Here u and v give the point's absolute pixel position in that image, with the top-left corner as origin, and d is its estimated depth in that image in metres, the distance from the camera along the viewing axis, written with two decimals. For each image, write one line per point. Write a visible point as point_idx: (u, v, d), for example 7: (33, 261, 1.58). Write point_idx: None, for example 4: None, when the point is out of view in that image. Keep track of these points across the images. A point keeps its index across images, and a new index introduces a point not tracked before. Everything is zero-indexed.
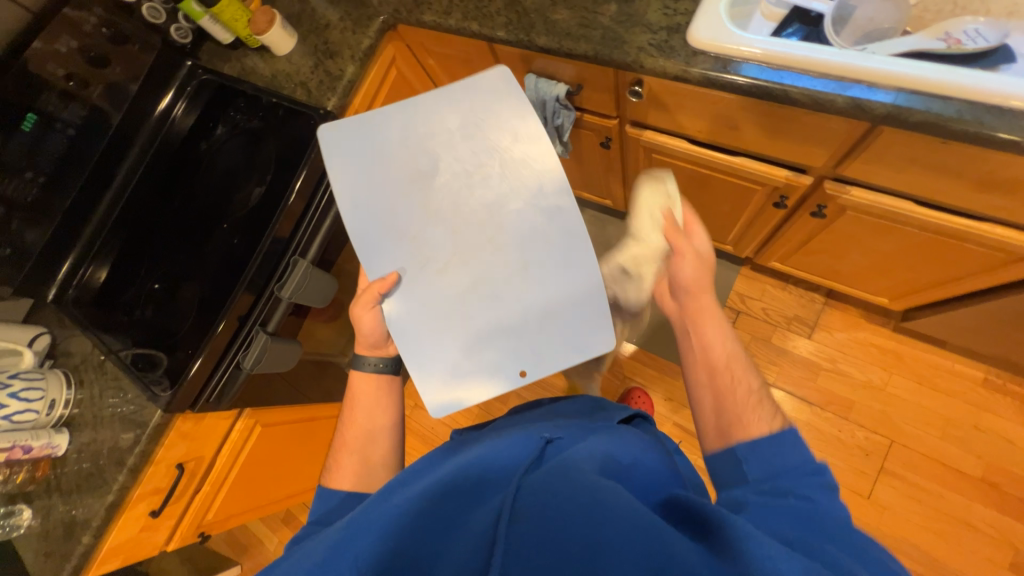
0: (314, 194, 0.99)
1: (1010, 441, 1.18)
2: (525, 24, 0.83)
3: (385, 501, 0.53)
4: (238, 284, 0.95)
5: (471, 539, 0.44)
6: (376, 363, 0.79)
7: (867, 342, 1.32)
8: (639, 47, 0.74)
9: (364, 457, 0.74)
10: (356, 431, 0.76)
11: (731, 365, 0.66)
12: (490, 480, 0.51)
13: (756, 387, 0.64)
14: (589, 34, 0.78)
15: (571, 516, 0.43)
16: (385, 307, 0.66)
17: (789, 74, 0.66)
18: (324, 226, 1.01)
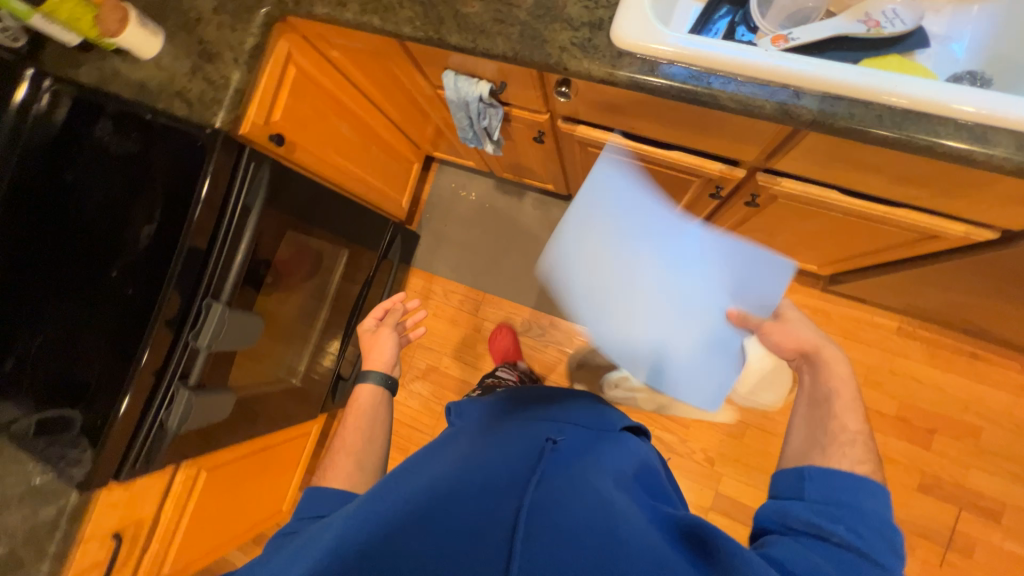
0: (219, 224, 0.87)
1: (918, 381, 1.32)
2: (434, 18, 0.73)
3: (401, 489, 0.56)
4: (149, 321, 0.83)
5: (492, 527, 0.49)
6: (380, 379, 0.87)
7: (800, 303, 1.40)
8: (560, 46, 0.67)
9: (363, 452, 0.75)
10: (357, 423, 0.79)
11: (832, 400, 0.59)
12: (496, 482, 0.56)
13: (852, 429, 0.55)
14: (506, 30, 0.70)
15: (584, 539, 0.48)
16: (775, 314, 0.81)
17: (718, 77, 0.62)
18: (238, 256, 0.90)
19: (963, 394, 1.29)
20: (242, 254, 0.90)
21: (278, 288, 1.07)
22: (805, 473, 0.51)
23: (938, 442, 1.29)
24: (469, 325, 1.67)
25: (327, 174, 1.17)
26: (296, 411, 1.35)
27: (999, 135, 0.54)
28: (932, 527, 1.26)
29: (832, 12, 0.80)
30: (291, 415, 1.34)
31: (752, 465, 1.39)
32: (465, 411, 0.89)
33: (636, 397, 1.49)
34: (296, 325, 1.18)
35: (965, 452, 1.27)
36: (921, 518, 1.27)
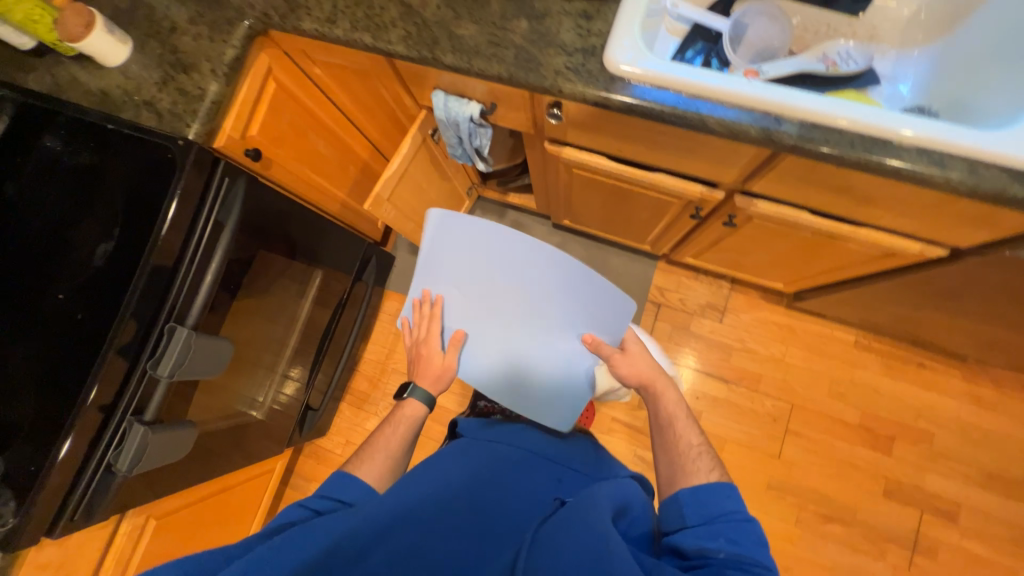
0: (189, 233, 0.81)
1: (878, 391, 1.40)
2: (429, 38, 0.74)
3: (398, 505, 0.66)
4: (98, 350, 0.75)
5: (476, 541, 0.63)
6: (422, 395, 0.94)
7: (767, 319, 1.47)
8: (556, 70, 0.69)
9: (387, 464, 0.84)
10: (388, 445, 0.87)
11: (679, 426, 0.83)
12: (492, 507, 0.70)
13: (697, 441, 0.81)
14: (502, 53, 0.71)
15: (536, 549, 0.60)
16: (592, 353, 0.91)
17: (706, 103, 0.65)
18: (203, 282, 0.82)
19: (916, 402, 1.38)
20: (211, 275, 0.82)
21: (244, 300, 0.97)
22: (680, 496, 0.71)
23: (898, 449, 1.36)
24: None
25: (304, 192, 1.13)
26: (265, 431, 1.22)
27: (954, 161, 0.61)
28: (900, 532, 1.32)
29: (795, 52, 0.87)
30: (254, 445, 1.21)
31: (733, 481, 1.40)
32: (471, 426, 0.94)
33: (619, 416, 1.50)
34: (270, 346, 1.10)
35: (922, 456, 1.35)
36: (888, 522, 1.33)
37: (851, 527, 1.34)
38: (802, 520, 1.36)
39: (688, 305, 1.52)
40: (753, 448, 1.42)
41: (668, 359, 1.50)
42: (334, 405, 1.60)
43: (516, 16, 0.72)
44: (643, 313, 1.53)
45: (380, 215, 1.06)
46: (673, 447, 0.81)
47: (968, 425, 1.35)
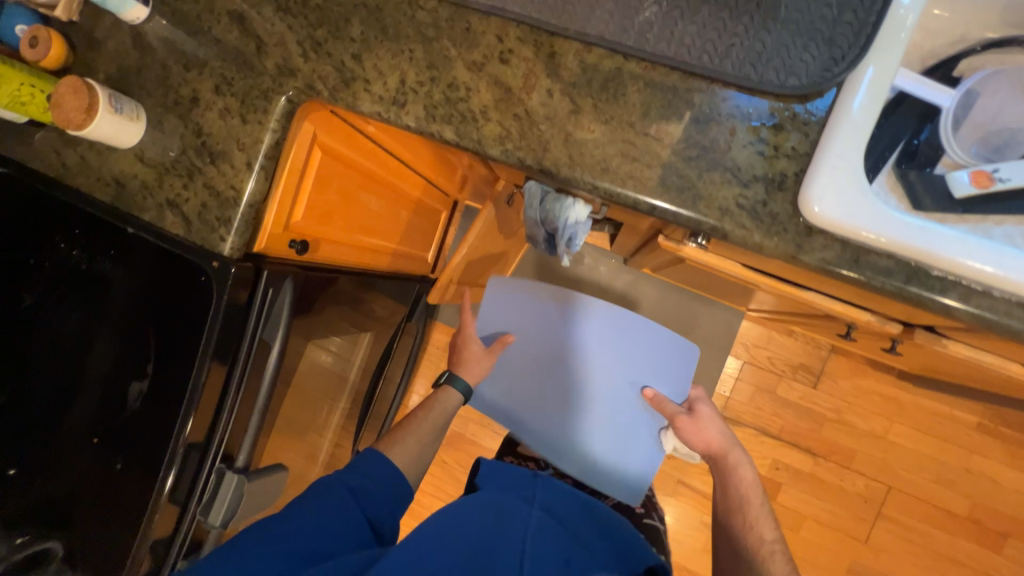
0: (234, 358, 0.68)
1: (996, 482, 1.22)
2: (536, 142, 0.53)
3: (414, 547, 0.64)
4: (143, 503, 0.65)
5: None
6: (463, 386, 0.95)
7: (871, 390, 1.28)
8: (722, 207, 0.48)
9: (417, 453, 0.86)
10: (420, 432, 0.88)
11: (745, 508, 0.77)
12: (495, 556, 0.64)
13: (769, 539, 0.73)
14: (642, 173, 0.50)
15: None
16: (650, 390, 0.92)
17: (953, 285, 0.44)
18: (255, 405, 0.71)
19: None
20: (261, 398, 0.71)
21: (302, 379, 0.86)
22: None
23: (1009, 547, 1.21)
24: None
25: (353, 257, 0.96)
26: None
27: None
28: None
29: None
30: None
31: (808, 560, 1.30)
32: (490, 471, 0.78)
33: (685, 479, 1.39)
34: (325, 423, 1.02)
35: None
36: None
37: None
38: None
39: (776, 365, 1.33)
40: (837, 528, 1.29)
41: (747, 424, 1.34)
42: None
43: (665, 116, 0.50)
44: (723, 370, 1.36)
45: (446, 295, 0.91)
46: (740, 540, 0.74)
47: None
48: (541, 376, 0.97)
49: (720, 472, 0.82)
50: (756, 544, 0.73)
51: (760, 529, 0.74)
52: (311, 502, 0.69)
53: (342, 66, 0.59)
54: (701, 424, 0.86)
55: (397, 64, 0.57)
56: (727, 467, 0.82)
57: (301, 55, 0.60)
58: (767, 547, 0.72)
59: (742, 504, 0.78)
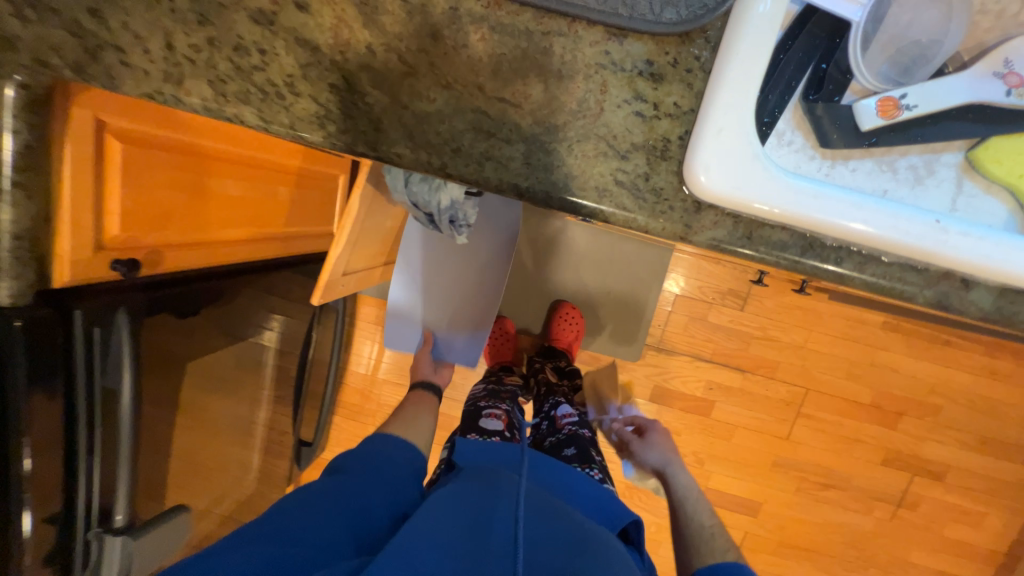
0: (74, 417, 0.57)
1: (896, 370, 1.35)
2: (366, 121, 0.41)
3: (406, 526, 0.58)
4: None
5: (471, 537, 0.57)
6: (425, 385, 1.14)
7: (791, 304, 1.33)
8: (598, 187, 0.40)
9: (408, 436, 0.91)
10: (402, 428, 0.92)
11: (683, 504, 0.78)
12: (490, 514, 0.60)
13: (711, 526, 0.73)
14: (501, 151, 0.40)
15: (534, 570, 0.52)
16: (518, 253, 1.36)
17: (848, 253, 0.40)
18: (121, 441, 0.63)
19: (931, 379, 1.34)
20: (123, 434, 0.63)
21: (181, 397, 0.77)
22: None
23: (903, 423, 1.38)
24: None
25: (213, 257, 0.81)
26: (231, 466, 1.10)
27: None
28: (888, 492, 1.42)
29: (967, 59, 0.53)
30: (228, 481, 1.11)
31: (739, 461, 1.44)
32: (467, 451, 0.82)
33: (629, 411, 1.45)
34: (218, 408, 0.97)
35: (924, 428, 1.37)
36: (880, 485, 1.42)
37: (845, 491, 1.43)
38: (801, 489, 1.44)
39: (706, 294, 1.35)
40: (763, 431, 1.41)
41: (682, 353, 1.39)
42: (328, 421, 1.50)
43: (519, 72, 0.39)
44: (658, 305, 1.36)
45: (338, 292, 0.80)
46: (683, 535, 0.74)
47: (976, 397, 1.35)
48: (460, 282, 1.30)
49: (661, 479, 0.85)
50: (700, 533, 0.72)
51: (703, 520, 0.75)
52: (296, 501, 0.67)
53: (78, 27, 0.41)
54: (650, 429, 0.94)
55: (158, 19, 0.41)
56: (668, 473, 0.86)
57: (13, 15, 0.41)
58: (711, 533, 0.72)
59: (685, 499, 0.79)
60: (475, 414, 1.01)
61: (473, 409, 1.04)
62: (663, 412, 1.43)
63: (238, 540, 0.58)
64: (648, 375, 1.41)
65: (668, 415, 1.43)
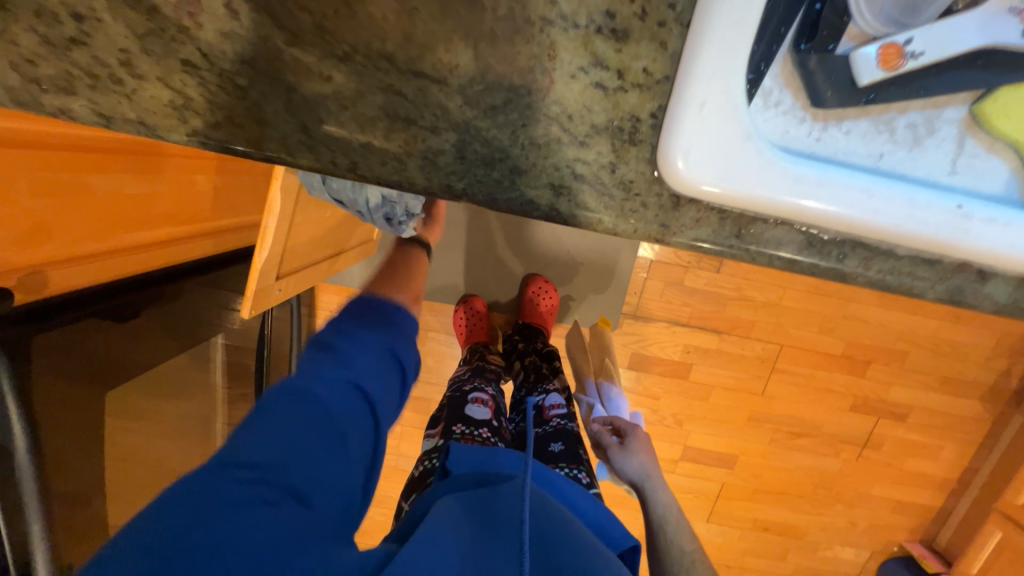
0: None
1: (867, 321, 1.36)
2: (243, 109, 0.31)
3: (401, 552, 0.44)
4: None
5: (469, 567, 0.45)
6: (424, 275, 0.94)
7: None
8: (554, 183, 0.32)
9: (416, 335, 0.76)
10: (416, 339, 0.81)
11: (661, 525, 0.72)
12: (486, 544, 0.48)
13: (690, 549, 0.67)
14: (427, 143, 0.31)
15: None
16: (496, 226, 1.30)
17: (850, 246, 0.33)
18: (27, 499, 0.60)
19: (900, 327, 1.36)
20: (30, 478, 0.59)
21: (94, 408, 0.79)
22: None
23: (871, 370, 1.41)
24: None
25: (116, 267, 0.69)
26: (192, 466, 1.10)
27: None
28: (855, 435, 1.48)
29: None
30: None
31: (717, 419, 1.46)
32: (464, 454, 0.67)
33: None
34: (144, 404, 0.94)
35: (891, 373, 1.41)
36: (848, 429, 1.48)
37: (816, 438, 1.49)
38: (774, 439, 1.49)
39: (682, 257, 1.30)
40: (739, 389, 1.43)
41: (658, 319, 1.36)
42: None
43: (438, 34, 0.29)
44: (633, 272, 1.32)
45: (274, 298, 0.71)
46: (659, 556, 0.68)
47: (941, 341, 1.38)
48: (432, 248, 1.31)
49: (641, 493, 0.79)
50: (679, 556, 0.66)
51: (681, 542, 0.68)
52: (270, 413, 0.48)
53: None
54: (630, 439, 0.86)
55: None
56: (648, 489, 0.78)
57: None
58: (688, 558, 0.66)
59: (664, 519, 0.73)
60: (460, 399, 0.89)
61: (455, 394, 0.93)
62: (641, 378, 1.42)
63: (223, 481, 0.42)
64: (625, 343, 1.39)
65: (646, 381, 1.42)
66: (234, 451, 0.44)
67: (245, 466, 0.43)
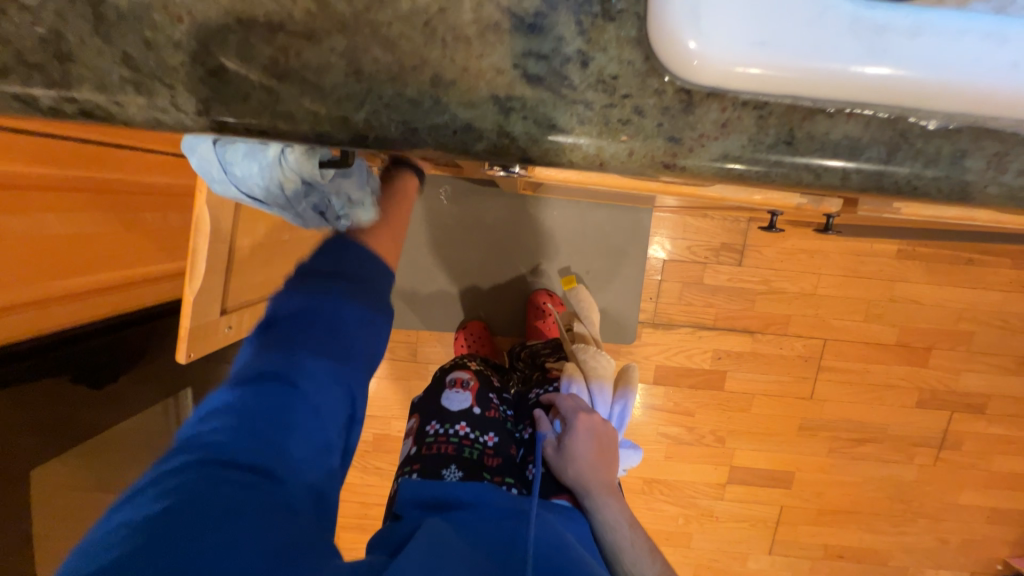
0: None
1: (919, 302, 1.20)
2: (35, 41, 0.21)
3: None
4: None
5: None
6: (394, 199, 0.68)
7: (795, 249, 1.17)
8: (500, 96, 0.21)
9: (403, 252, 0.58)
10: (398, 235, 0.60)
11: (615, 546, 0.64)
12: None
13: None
14: (307, 59, 0.21)
15: None
16: (492, 240, 1.19)
17: (972, 140, 0.22)
18: None
19: (959, 304, 1.20)
20: None
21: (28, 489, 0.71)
22: None
23: (934, 358, 1.23)
24: (411, 375, 1.28)
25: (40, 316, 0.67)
26: None
27: None
28: (928, 436, 1.28)
29: None
30: None
31: (764, 432, 1.29)
32: (413, 490, 0.64)
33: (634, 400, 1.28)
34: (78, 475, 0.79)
35: (958, 359, 1.23)
36: (918, 430, 1.28)
37: (882, 443, 1.29)
38: (834, 449, 1.30)
39: (697, 253, 1.18)
40: (783, 394, 1.26)
41: (681, 325, 1.22)
42: None
43: None
44: (645, 276, 1.19)
45: (223, 337, 0.61)
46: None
47: (1010, 315, 1.21)
48: (425, 263, 1.20)
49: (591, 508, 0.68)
50: None
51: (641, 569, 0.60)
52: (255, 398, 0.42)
53: None
54: (581, 438, 0.73)
55: None
56: (598, 502, 0.68)
57: None
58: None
59: (618, 537, 0.64)
60: (440, 386, 0.83)
61: (439, 376, 0.87)
62: (670, 393, 1.26)
63: (202, 477, 0.37)
64: (648, 356, 1.24)
65: (677, 396, 1.27)
66: (217, 448, 0.38)
67: (231, 465, 0.38)
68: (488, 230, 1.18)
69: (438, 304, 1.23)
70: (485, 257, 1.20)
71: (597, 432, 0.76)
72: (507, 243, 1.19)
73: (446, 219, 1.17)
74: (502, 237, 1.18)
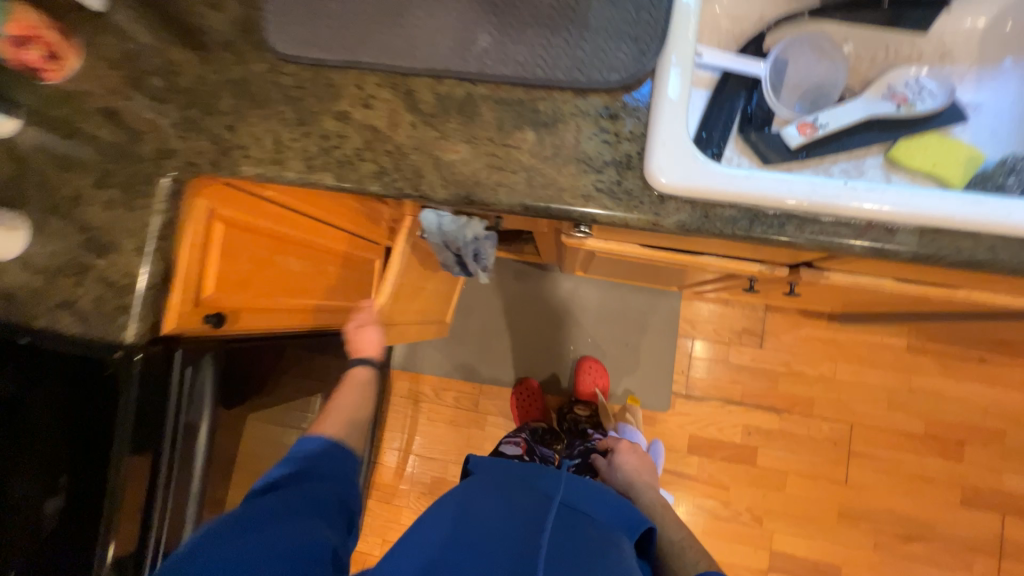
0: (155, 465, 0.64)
1: (939, 395, 1.30)
2: (411, 171, 0.57)
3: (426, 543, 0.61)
4: None
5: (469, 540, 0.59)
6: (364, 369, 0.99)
7: (810, 337, 1.36)
8: (585, 194, 0.53)
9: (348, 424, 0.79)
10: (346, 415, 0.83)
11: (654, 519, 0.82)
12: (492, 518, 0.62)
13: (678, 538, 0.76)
14: (509, 179, 0.55)
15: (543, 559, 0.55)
16: (546, 315, 1.48)
17: (791, 219, 0.51)
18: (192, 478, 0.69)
19: (980, 400, 1.29)
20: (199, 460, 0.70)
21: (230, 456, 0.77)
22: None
23: (968, 453, 1.28)
24: (471, 424, 1.49)
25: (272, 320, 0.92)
26: None
27: None
28: (982, 540, 1.26)
29: (853, 87, 0.71)
30: None
31: (802, 516, 1.32)
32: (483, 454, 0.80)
33: (671, 468, 1.38)
34: (260, 441, 0.87)
35: (994, 457, 1.27)
36: (970, 532, 1.26)
37: (932, 543, 1.27)
38: (881, 544, 1.29)
39: (722, 334, 1.40)
40: (816, 477, 1.33)
41: (711, 398, 1.39)
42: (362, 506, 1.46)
43: (517, 125, 0.56)
44: (676, 352, 1.41)
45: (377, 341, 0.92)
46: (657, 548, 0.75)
47: None
48: (490, 330, 1.50)
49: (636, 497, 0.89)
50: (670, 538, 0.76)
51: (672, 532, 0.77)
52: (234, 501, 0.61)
53: (217, 137, 0.62)
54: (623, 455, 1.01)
55: (270, 126, 0.61)
56: (640, 493, 0.90)
57: (177, 136, 0.63)
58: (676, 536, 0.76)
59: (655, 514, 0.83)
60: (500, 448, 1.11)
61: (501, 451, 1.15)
62: (704, 464, 1.37)
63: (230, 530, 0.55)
64: (682, 425, 1.39)
65: (711, 468, 1.37)
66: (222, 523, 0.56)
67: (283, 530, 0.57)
68: (544, 307, 1.48)
69: (498, 365, 1.49)
70: (539, 328, 1.49)
71: (637, 455, 1.01)
72: (558, 318, 1.48)
73: (509, 297, 1.50)
74: (553, 313, 1.48)
